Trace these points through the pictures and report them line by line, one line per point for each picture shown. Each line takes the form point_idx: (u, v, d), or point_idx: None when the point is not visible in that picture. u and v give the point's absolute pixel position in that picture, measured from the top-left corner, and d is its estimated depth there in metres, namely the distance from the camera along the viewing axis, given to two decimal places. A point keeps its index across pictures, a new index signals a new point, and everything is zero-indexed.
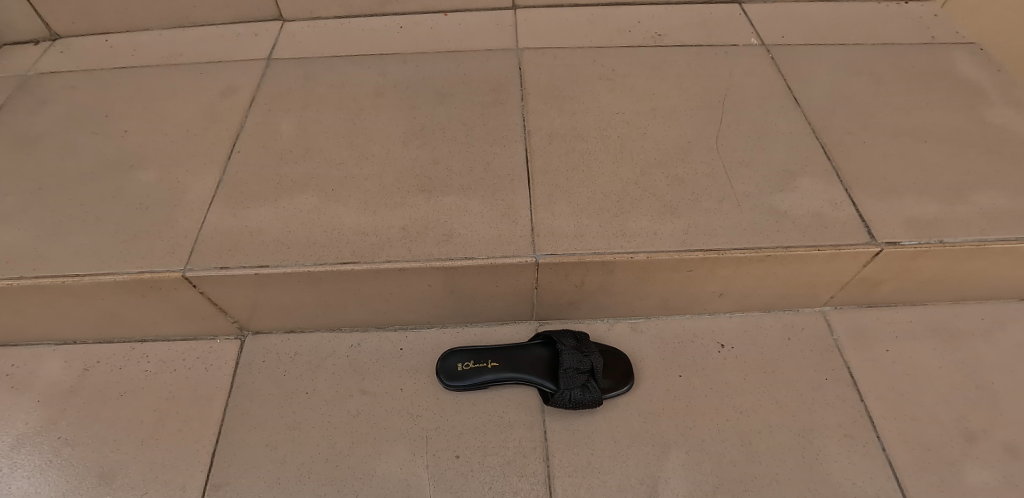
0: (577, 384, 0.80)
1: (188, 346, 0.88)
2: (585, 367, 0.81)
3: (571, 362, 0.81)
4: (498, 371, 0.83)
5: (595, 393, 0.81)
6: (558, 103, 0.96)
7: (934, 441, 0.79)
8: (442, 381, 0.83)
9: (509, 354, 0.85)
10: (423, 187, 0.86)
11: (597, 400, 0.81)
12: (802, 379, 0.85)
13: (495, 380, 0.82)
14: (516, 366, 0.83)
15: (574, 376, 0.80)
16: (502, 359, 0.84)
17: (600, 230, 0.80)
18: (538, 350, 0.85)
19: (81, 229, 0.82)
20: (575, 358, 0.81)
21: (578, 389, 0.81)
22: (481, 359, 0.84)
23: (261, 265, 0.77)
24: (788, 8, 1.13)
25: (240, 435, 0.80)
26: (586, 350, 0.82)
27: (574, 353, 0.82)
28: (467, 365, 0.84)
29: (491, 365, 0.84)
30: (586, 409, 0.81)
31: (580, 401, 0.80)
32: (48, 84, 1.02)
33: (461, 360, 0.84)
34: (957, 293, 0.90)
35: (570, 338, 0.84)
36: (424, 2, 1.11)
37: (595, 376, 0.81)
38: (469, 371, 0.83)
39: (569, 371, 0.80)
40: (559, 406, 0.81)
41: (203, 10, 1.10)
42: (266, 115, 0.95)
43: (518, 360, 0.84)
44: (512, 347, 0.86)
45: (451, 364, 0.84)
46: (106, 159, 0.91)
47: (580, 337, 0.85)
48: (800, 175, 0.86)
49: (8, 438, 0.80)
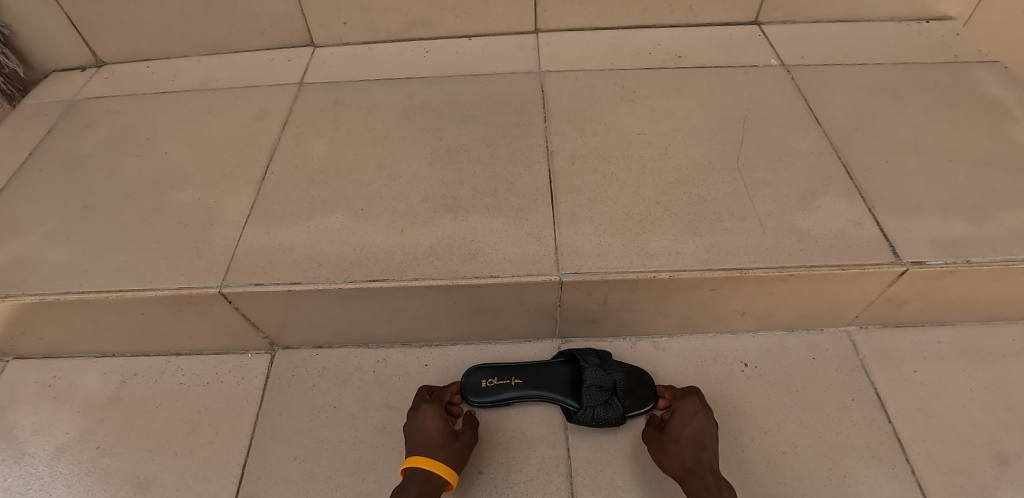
0: (600, 402, 0.80)
1: (220, 359, 0.91)
2: (608, 384, 0.81)
3: (593, 379, 0.81)
4: (520, 388, 0.84)
5: (618, 411, 0.81)
6: (580, 124, 0.98)
7: (966, 464, 0.78)
8: (466, 398, 0.84)
9: (531, 371, 0.86)
10: (448, 206, 0.88)
11: (621, 418, 0.81)
12: (827, 398, 0.84)
13: (518, 397, 0.83)
14: (538, 383, 0.84)
15: (597, 393, 0.81)
16: (525, 377, 0.85)
17: (622, 248, 0.81)
18: (560, 368, 0.86)
19: (124, 246, 0.86)
20: (598, 375, 0.81)
21: (601, 406, 0.81)
22: (505, 376, 0.85)
23: (294, 282, 0.80)
24: (808, 29, 1.14)
25: (270, 448, 0.82)
26: (609, 367, 0.83)
27: (596, 370, 0.82)
28: (491, 381, 0.85)
29: (514, 382, 0.84)
30: (609, 426, 0.81)
31: (603, 419, 0.80)
32: (92, 108, 1.08)
33: (484, 377, 0.85)
34: (987, 313, 0.88)
35: (593, 355, 0.85)
36: (449, 27, 1.14)
37: (617, 393, 0.81)
38: (492, 388, 0.84)
39: (591, 388, 0.81)
40: (581, 423, 0.81)
41: (239, 37, 1.15)
42: (298, 137, 0.99)
43: (540, 378, 0.85)
44: (534, 365, 0.86)
45: (473, 380, 0.85)
46: (147, 179, 0.95)
47: (604, 353, 0.86)
48: (822, 194, 0.87)
49: (49, 447, 0.83)
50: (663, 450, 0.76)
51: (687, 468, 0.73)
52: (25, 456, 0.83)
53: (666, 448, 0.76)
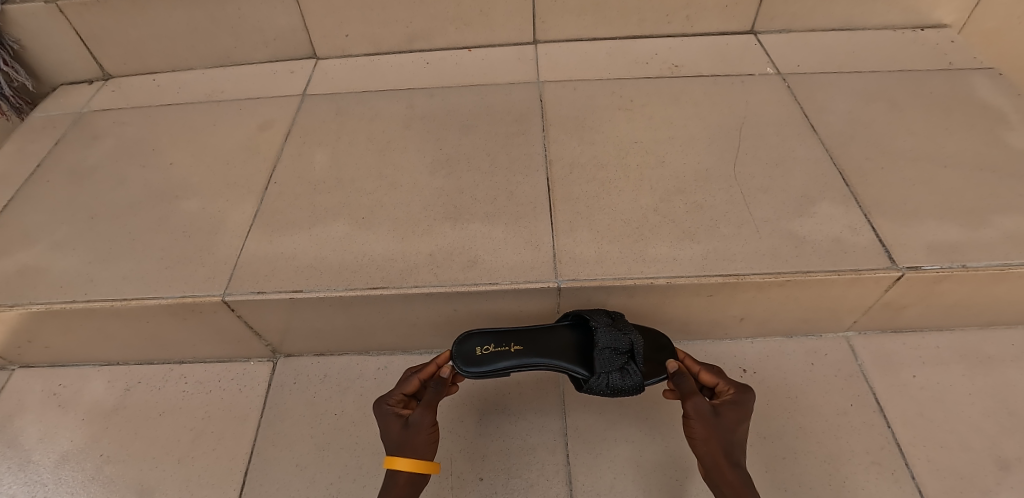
0: (615, 367, 0.75)
1: (223, 367, 0.92)
2: (623, 347, 0.76)
3: (607, 341, 0.76)
4: (520, 356, 0.78)
5: (635, 378, 0.75)
6: (578, 133, 0.99)
7: (967, 469, 0.78)
8: (459, 367, 0.77)
9: (533, 337, 0.80)
10: (449, 214, 0.89)
11: (639, 385, 0.75)
12: (827, 404, 0.84)
13: (517, 366, 0.77)
14: (542, 350, 0.78)
15: (612, 357, 0.76)
16: (526, 343, 0.79)
17: (620, 255, 0.82)
18: (565, 333, 0.80)
19: (129, 256, 0.87)
20: (612, 337, 0.76)
21: (616, 373, 0.75)
22: (503, 343, 0.79)
23: (296, 290, 0.81)
24: (804, 38, 1.15)
25: (272, 455, 0.83)
26: (623, 328, 0.77)
27: (609, 331, 0.76)
28: (487, 349, 0.78)
29: (513, 350, 0.78)
30: (626, 395, 0.76)
31: (619, 387, 0.75)
32: (99, 121, 1.09)
33: (479, 344, 0.79)
34: (986, 317, 0.89)
35: (604, 315, 0.79)
36: (449, 38, 1.16)
37: (633, 358, 0.76)
38: (490, 356, 0.78)
39: (605, 351, 0.76)
40: (595, 391, 0.76)
41: (243, 50, 1.17)
42: (300, 148, 1.00)
43: (543, 344, 0.79)
44: (536, 330, 0.81)
45: (468, 348, 0.78)
46: (152, 190, 0.96)
47: (614, 314, 0.80)
48: (818, 201, 0.87)
49: (54, 455, 0.84)
50: (707, 434, 0.69)
51: (732, 460, 0.69)
52: (30, 463, 0.83)
53: (712, 432, 0.69)
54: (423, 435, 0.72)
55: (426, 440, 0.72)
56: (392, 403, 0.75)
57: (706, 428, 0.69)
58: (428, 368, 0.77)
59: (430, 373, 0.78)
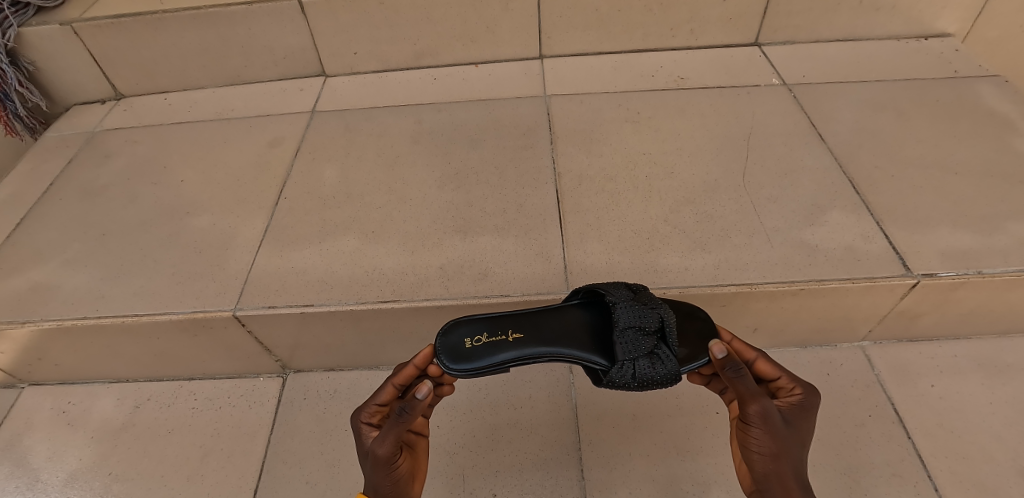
0: (643, 353, 0.66)
1: (233, 383, 0.92)
2: (652, 326, 0.68)
3: (630, 319, 0.68)
4: (521, 345, 0.69)
5: (668, 365, 0.66)
6: (586, 146, 1.00)
7: (990, 480, 0.76)
8: (445, 364, 0.67)
9: (535, 322, 0.71)
10: (458, 228, 0.89)
11: (673, 372, 0.66)
12: (845, 414, 0.83)
13: (519, 356, 0.68)
14: (546, 337, 0.69)
15: (638, 340, 0.67)
16: (526, 331, 0.70)
17: (631, 266, 0.82)
18: (576, 314, 0.72)
19: (141, 272, 0.88)
20: (636, 315, 0.68)
21: (644, 360, 0.66)
22: (498, 332, 0.70)
23: (306, 304, 0.81)
24: (808, 49, 1.16)
25: (282, 471, 0.82)
26: (648, 302, 0.70)
27: (632, 308, 0.68)
28: (479, 340, 0.69)
29: (512, 338, 0.69)
30: (659, 385, 0.66)
31: (648, 376, 0.66)
32: (112, 139, 1.11)
33: (469, 335, 0.70)
34: (1002, 325, 0.88)
35: (623, 290, 0.71)
36: (455, 55, 1.18)
37: (665, 339, 0.68)
38: (481, 348, 0.68)
39: (629, 332, 0.67)
40: (620, 382, 0.67)
41: (254, 69, 1.18)
42: (310, 163, 1.01)
43: (548, 329, 0.70)
44: (539, 314, 0.72)
45: (454, 341, 0.69)
46: (163, 207, 0.97)
47: (635, 288, 0.72)
48: (829, 209, 0.87)
49: (63, 474, 0.84)
50: (776, 451, 0.60)
51: (799, 478, 0.61)
52: (39, 482, 0.83)
53: (780, 447, 0.61)
54: (382, 474, 0.62)
55: (389, 478, 0.62)
56: (367, 417, 0.67)
57: (775, 442, 0.60)
58: (404, 371, 0.68)
59: (408, 376, 0.68)
